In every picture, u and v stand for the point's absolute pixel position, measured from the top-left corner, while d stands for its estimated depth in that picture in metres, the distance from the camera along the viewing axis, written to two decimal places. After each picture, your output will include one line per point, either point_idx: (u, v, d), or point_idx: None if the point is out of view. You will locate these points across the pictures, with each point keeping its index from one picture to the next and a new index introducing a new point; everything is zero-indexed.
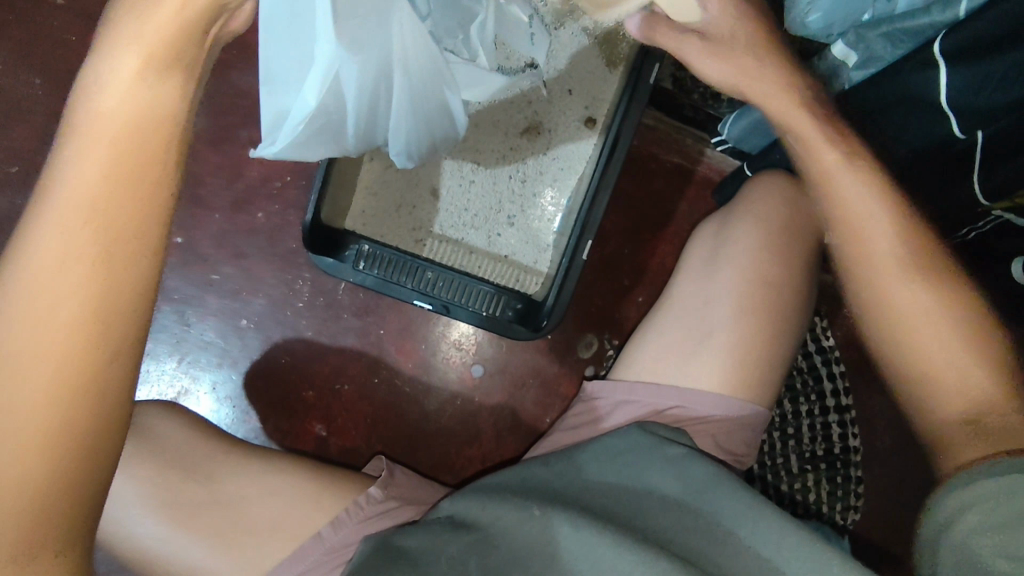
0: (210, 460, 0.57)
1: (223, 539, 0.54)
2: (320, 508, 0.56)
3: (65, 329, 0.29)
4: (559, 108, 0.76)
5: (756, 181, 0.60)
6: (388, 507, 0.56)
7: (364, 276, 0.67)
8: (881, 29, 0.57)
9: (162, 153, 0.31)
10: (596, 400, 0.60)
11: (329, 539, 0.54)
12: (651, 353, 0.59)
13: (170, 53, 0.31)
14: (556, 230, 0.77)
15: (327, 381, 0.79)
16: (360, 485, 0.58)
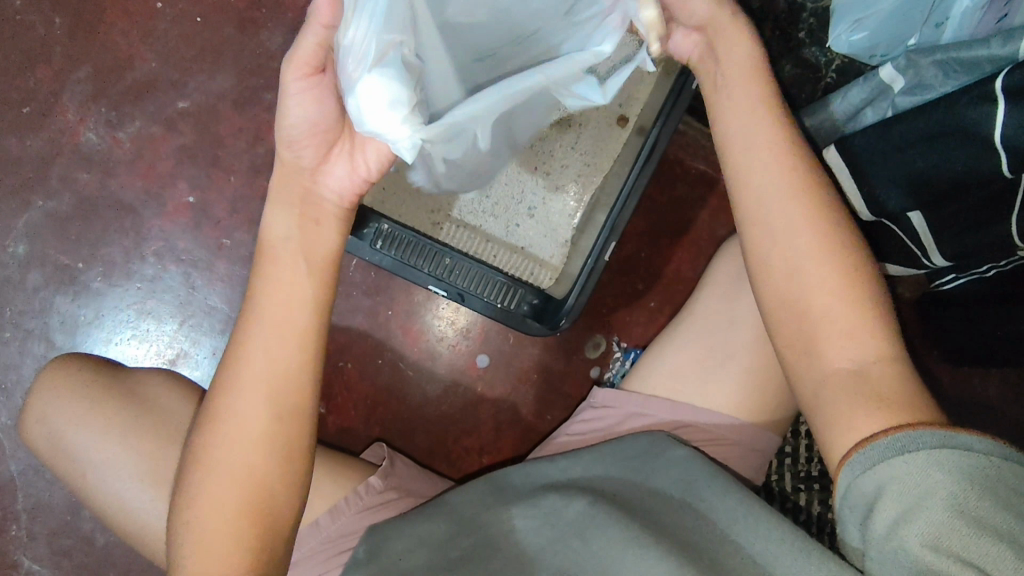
0: None
1: None
2: (320, 495, 0.55)
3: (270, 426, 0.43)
4: (592, 103, 0.74)
5: None
6: (389, 498, 0.56)
7: (381, 255, 0.66)
8: (935, 57, 0.57)
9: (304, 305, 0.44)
10: (606, 409, 0.58)
11: (327, 528, 0.54)
12: (669, 367, 0.57)
13: (316, 224, 0.45)
14: (576, 227, 0.76)
15: (329, 358, 0.78)
16: (360, 475, 0.57)
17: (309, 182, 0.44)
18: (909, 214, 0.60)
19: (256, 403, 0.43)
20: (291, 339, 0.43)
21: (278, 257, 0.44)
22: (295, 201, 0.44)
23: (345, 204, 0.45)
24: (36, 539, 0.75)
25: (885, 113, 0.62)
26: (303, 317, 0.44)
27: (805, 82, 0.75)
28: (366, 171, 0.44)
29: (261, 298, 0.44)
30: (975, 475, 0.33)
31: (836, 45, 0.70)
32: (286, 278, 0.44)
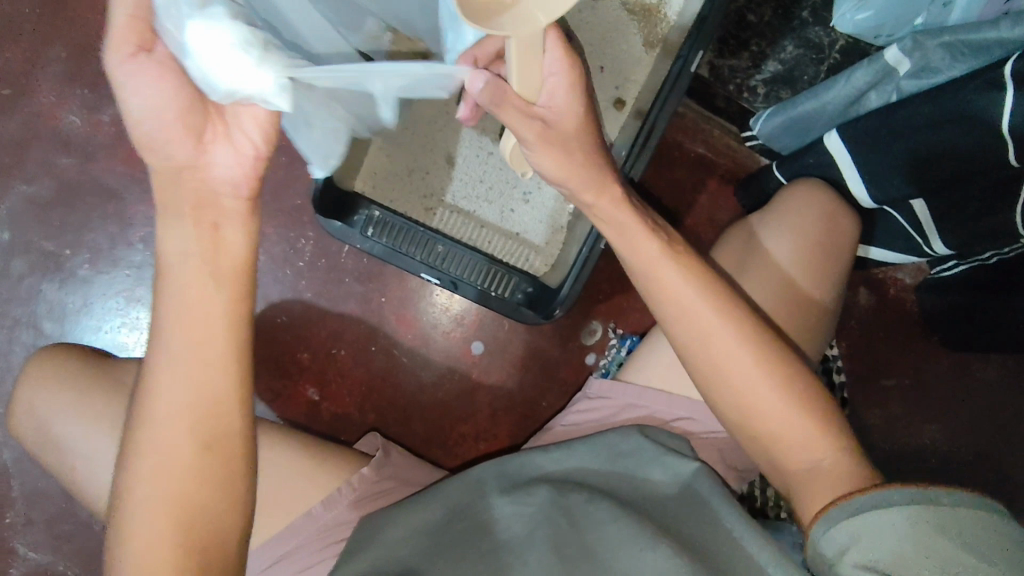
0: None
1: None
2: (314, 485, 0.54)
3: (198, 446, 0.40)
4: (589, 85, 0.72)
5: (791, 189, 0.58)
6: (383, 489, 0.55)
7: (372, 243, 0.64)
8: (942, 39, 0.56)
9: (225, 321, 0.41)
10: (602, 400, 0.58)
11: (322, 518, 0.53)
12: (666, 359, 0.56)
13: (231, 236, 0.41)
14: (571, 213, 0.74)
15: (323, 345, 0.77)
16: (352, 464, 0.56)
17: (192, 178, 0.39)
18: (912, 202, 0.59)
19: (171, 434, 0.39)
20: (206, 363, 0.40)
21: (175, 273, 0.40)
22: (186, 201, 0.39)
23: (244, 194, 0.41)
24: (33, 526, 0.75)
25: (890, 97, 0.60)
26: (215, 335, 0.40)
27: (808, 63, 0.73)
28: (253, 148, 0.40)
29: (167, 325, 0.40)
30: (931, 521, 0.37)
31: (839, 24, 0.69)
32: (193, 297, 0.40)
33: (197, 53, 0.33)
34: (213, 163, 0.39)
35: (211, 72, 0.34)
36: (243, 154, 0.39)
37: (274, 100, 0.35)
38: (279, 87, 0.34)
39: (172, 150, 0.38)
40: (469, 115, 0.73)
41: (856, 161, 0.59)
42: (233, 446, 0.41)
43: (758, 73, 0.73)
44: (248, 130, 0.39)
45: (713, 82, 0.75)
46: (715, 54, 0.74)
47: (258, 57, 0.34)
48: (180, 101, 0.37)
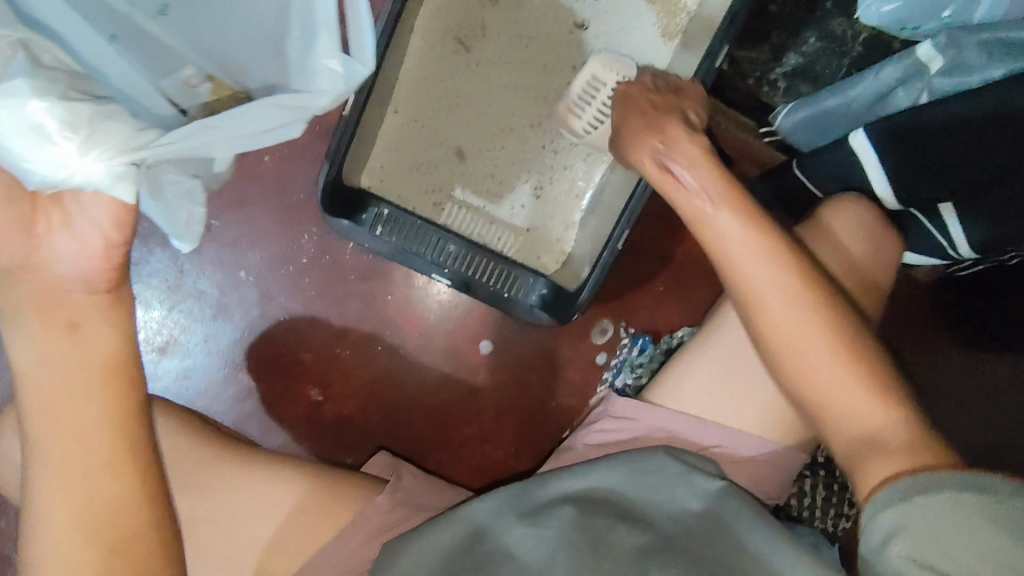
0: (203, 471, 0.53)
1: (223, 553, 0.52)
2: (324, 520, 0.53)
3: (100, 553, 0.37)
4: None
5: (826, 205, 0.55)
6: (399, 516, 0.53)
7: (380, 242, 0.62)
8: (980, 37, 0.54)
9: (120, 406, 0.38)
10: (626, 421, 0.56)
11: (335, 554, 0.52)
12: (696, 382, 0.54)
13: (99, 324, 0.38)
14: (583, 209, 0.72)
15: (326, 346, 0.75)
16: (364, 494, 0.54)
17: (30, 279, 0.37)
18: (940, 206, 0.57)
19: (60, 533, 0.37)
20: (93, 469, 0.37)
21: (37, 386, 0.37)
22: (34, 304, 0.37)
23: (102, 288, 0.38)
24: (27, 532, 0.73)
25: (918, 96, 0.58)
26: (99, 442, 0.38)
27: (831, 57, 0.70)
28: (98, 237, 0.37)
29: (41, 419, 0.37)
30: (986, 508, 0.35)
31: (863, 17, 0.66)
32: (64, 408, 0.37)
33: (3, 144, 0.33)
34: (52, 257, 0.37)
35: (20, 163, 0.34)
36: (86, 245, 0.37)
37: (115, 189, 0.35)
38: (113, 175, 0.35)
39: (1, 250, 0.36)
40: (479, 107, 0.70)
41: (884, 161, 0.58)
42: (138, 551, 0.38)
43: (778, 66, 0.71)
44: (92, 217, 0.36)
45: (732, 75, 0.73)
46: (735, 46, 0.71)
47: (82, 145, 0.34)
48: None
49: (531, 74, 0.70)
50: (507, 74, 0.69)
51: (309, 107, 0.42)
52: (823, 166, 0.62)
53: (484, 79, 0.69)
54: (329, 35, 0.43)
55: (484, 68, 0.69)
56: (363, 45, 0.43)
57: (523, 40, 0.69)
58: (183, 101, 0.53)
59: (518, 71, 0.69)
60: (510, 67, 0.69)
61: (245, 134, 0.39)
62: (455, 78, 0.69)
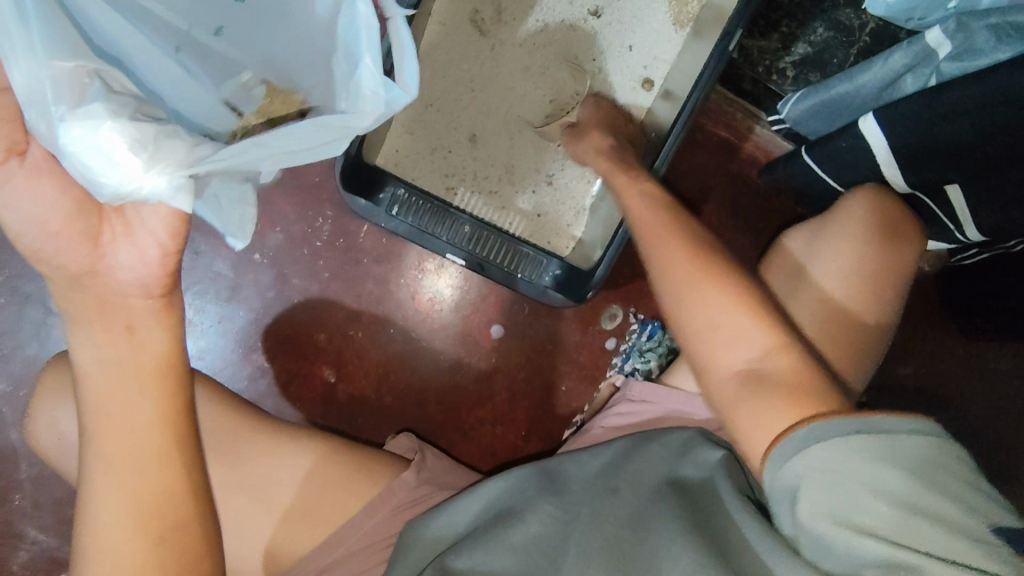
0: (229, 434, 0.53)
1: (246, 522, 0.53)
2: (350, 494, 0.54)
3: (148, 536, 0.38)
4: (616, 63, 0.71)
5: (846, 198, 0.56)
6: (420, 495, 0.55)
7: (397, 222, 0.63)
8: (989, 21, 0.55)
9: (176, 404, 0.40)
10: (641, 404, 0.58)
11: (364, 524, 0.53)
12: None
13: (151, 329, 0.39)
14: (595, 195, 0.73)
15: (340, 327, 0.76)
16: (390, 470, 0.56)
17: (92, 284, 0.37)
18: (947, 188, 0.58)
19: (115, 526, 0.38)
20: (142, 460, 0.38)
21: (94, 385, 0.38)
22: (91, 308, 0.37)
23: (157, 292, 0.38)
24: (41, 509, 0.73)
25: (927, 81, 0.60)
26: (149, 438, 0.39)
27: (838, 46, 0.71)
28: (157, 246, 0.37)
29: (97, 417, 0.38)
30: (894, 452, 0.32)
31: (871, 7, 0.68)
32: (118, 406, 0.38)
33: (81, 156, 0.32)
34: (115, 264, 0.37)
35: (96, 175, 0.33)
36: (146, 252, 0.37)
37: (174, 199, 0.34)
38: (173, 186, 0.34)
39: (66, 258, 0.36)
40: (493, 92, 0.71)
41: (891, 146, 0.59)
42: (185, 536, 0.40)
43: (787, 55, 0.72)
44: (150, 226, 0.36)
45: (741, 63, 0.74)
46: (744, 35, 0.73)
47: (144, 159, 0.33)
48: (63, 207, 0.35)
49: (545, 61, 0.71)
50: (521, 60, 0.71)
51: (352, 128, 0.38)
52: (834, 151, 0.63)
53: (499, 64, 0.71)
54: (376, 53, 0.38)
55: (500, 54, 0.70)
56: (405, 65, 0.39)
57: (536, 26, 0.70)
58: (241, 104, 0.47)
59: (531, 57, 0.71)
60: (524, 54, 0.71)
61: (293, 151, 0.37)
62: (470, 63, 0.70)
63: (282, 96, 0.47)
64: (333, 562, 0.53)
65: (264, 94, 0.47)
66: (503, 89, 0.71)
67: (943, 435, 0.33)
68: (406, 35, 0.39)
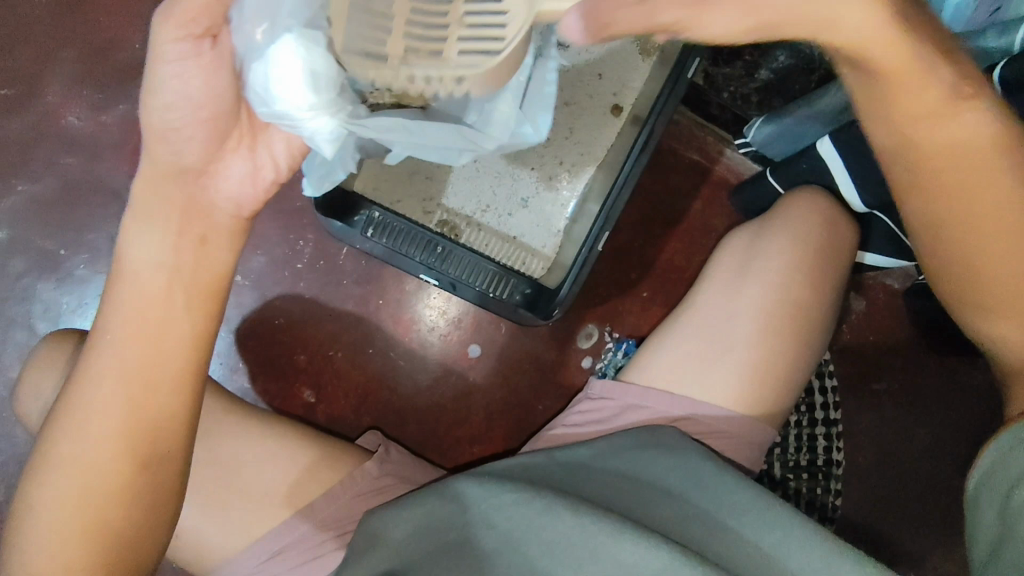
0: (206, 425, 0.56)
1: (215, 509, 0.54)
2: (316, 484, 0.55)
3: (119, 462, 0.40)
4: (589, 91, 0.74)
5: (795, 198, 0.61)
6: (383, 484, 0.57)
7: (372, 244, 0.65)
8: None
9: (210, 332, 0.44)
10: (604, 401, 0.59)
11: (321, 515, 0.54)
12: (669, 362, 0.58)
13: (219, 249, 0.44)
14: (569, 217, 0.74)
15: (320, 348, 0.77)
16: (354, 461, 0.57)
17: (193, 182, 0.43)
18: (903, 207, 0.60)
19: (106, 440, 0.40)
20: (161, 385, 0.41)
21: (140, 285, 0.41)
22: (173, 212, 0.42)
23: (244, 214, 0.45)
24: None
25: None
26: (183, 350, 0.42)
27: (799, 74, 0.74)
28: (271, 170, 0.46)
29: (137, 318, 0.41)
30: None
31: (829, 37, 0.69)
32: (157, 314, 0.41)
33: (278, 69, 0.39)
34: (224, 172, 0.44)
35: (274, 94, 0.40)
36: (260, 173, 0.46)
37: (326, 143, 0.43)
38: (332, 133, 0.43)
39: (193, 149, 0.42)
40: None
41: (849, 168, 0.61)
42: (168, 471, 0.42)
43: (751, 82, 0.75)
44: (275, 149, 0.46)
45: (707, 89, 0.76)
46: (709, 63, 0.75)
47: (322, 101, 0.41)
48: (217, 103, 0.41)
49: None
50: None
51: (478, 145, 0.48)
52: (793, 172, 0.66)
53: None
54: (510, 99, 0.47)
55: None
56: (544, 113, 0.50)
57: None
58: None
59: None
60: None
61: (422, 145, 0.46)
62: None
63: None
64: (289, 543, 0.54)
65: None
66: None
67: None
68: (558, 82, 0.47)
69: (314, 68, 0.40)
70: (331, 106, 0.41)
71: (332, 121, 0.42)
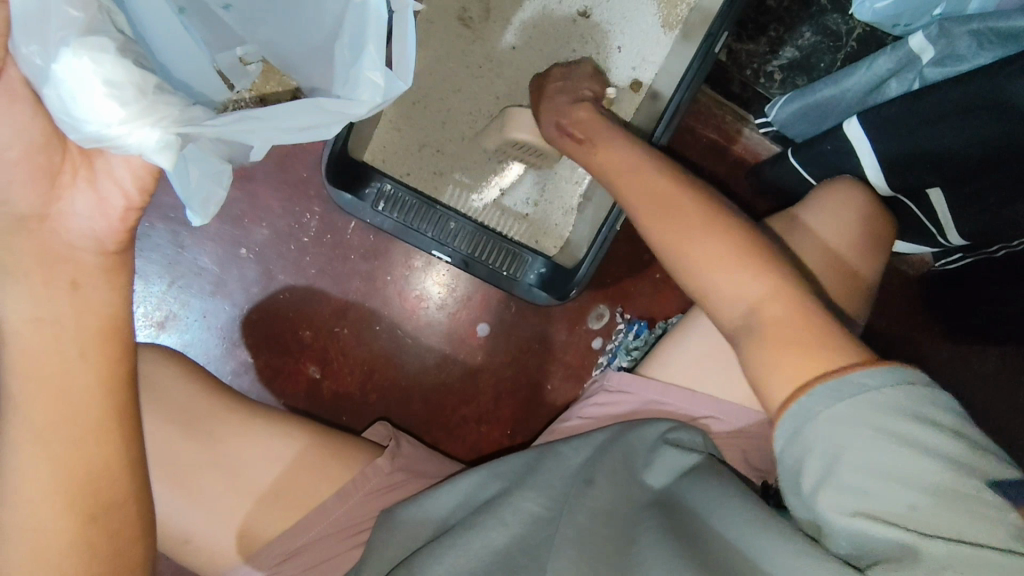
0: (210, 420, 0.54)
1: (225, 504, 0.53)
2: (326, 477, 0.54)
3: (48, 522, 0.36)
4: (605, 63, 0.71)
5: (828, 184, 0.57)
6: (396, 480, 0.55)
7: (382, 218, 0.63)
8: (970, 26, 0.56)
9: (114, 376, 0.38)
10: (621, 394, 0.57)
11: (335, 510, 0.53)
12: (693, 357, 0.56)
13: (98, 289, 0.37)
14: (582, 195, 0.73)
15: (326, 323, 0.76)
16: (365, 456, 0.56)
17: (37, 231, 0.36)
18: (928, 191, 0.58)
19: (40, 498, 0.36)
20: (77, 436, 0.37)
21: (23, 344, 0.36)
22: (28, 263, 0.36)
23: (108, 248, 0.38)
24: None
25: (911, 85, 0.60)
26: (88, 398, 0.37)
27: (825, 51, 0.71)
28: (121, 197, 0.37)
29: (26, 379, 0.36)
30: (872, 413, 0.34)
31: (858, 13, 0.67)
32: (52, 370, 0.36)
33: (66, 85, 0.32)
34: (69, 211, 0.36)
35: (78, 111, 0.32)
36: (107, 202, 0.37)
37: (157, 156, 0.34)
38: (162, 143, 0.33)
39: (20, 196, 0.35)
40: (482, 88, 0.71)
41: (878, 150, 0.58)
42: (118, 518, 0.39)
43: (774, 59, 0.73)
44: (118, 176, 0.36)
45: (729, 66, 0.74)
46: (733, 37, 0.73)
47: (136, 110, 0.33)
48: (29, 138, 0.35)
49: (533, 60, 0.71)
50: (512, 55, 0.71)
51: (347, 114, 0.39)
52: (818, 153, 0.63)
53: (490, 67, 0.71)
54: (379, 42, 0.38)
55: (496, 56, 0.71)
56: (407, 58, 0.40)
57: (527, 24, 0.71)
58: (234, 77, 0.57)
59: (526, 56, 0.71)
60: (514, 56, 0.71)
61: (291, 131, 0.38)
62: (458, 61, 0.70)
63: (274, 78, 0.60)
64: (305, 543, 0.53)
65: (258, 70, 0.59)
66: (493, 88, 0.71)
67: (915, 383, 0.35)
68: (411, 32, 0.39)
69: (107, 76, 0.32)
70: (144, 116, 0.33)
71: (155, 128, 0.33)
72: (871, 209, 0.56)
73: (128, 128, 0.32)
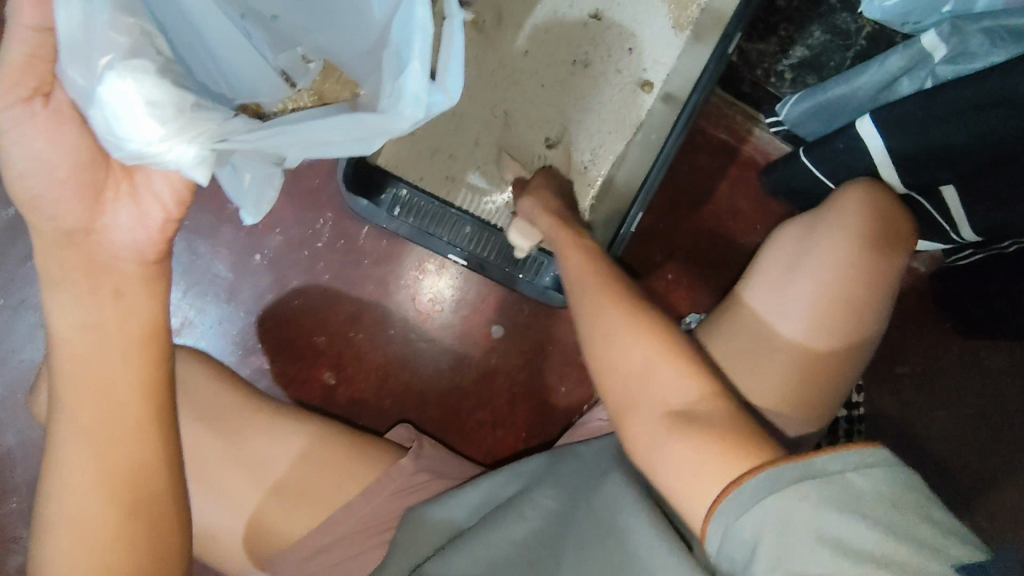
0: (232, 424, 0.54)
1: (249, 508, 0.53)
2: (350, 479, 0.54)
3: (95, 517, 0.37)
4: (615, 63, 0.71)
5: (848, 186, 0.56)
6: (419, 481, 0.55)
7: (399, 223, 0.64)
8: (983, 24, 0.57)
9: (157, 378, 0.39)
10: None
11: (361, 509, 0.53)
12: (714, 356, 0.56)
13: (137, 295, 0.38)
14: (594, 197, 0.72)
15: (340, 328, 0.76)
16: (387, 457, 0.56)
17: (83, 244, 0.37)
18: (942, 188, 0.59)
19: (86, 495, 0.37)
20: (122, 437, 0.37)
21: (73, 347, 0.37)
22: (75, 271, 0.36)
23: (149, 258, 0.38)
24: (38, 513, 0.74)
25: (923, 83, 0.60)
26: (132, 400, 0.38)
27: (835, 50, 0.71)
28: (160, 209, 0.38)
29: (75, 381, 0.37)
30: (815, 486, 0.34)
31: (867, 10, 0.68)
32: (99, 372, 0.37)
33: (109, 106, 0.32)
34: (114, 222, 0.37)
35: (121, 131, 0.33)
36: (148, 215, 0.37)
37: (195, 172, 0.35)
38: (199, 159, 0.35)
39: (62, 211, 0.36)
40: (494, 91, 0.71)
41: (890, 147, 0.58)
42: (157, 515, 0.39)
43: (785, 59, 0.73)
44: (157, 190, 0.37)
45: (740, 66, 0.74)
46: (743, 37, 0.73)
47: (175, 128, 0.33)
48: (73, 156, 0.35)
49: (544, 62, 0.71)
50: (524, 58, 0.71)
51: (386, 129, 0.38)
52: (831, 151, 0.63)
53: (502, 70, 0.71)
54: (424, 60, 0.37)
55: (508, 60, 0.71)
56: (450, 69, 0.39)
57: (539, 27, 0.71)
58: (296, 76, 0.53)
59: (537, 59, 0.71)
60: (525, 59, 0.71)
61: (321, 142, 0.38)
62: (470, 65, 0.71)
63: (336, 77, 0.53)
64: (329, 545, 0.53)
65: (320, 69, 0.54)
66: (504, 91, 0.71)
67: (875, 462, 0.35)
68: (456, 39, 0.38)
69: (149, 95, 0.33)
70: (183, 134, 0.34)
71: (193, 145, 0.34)
72: (894, 207, 0.54)
73: (168, 148, 0.34)
